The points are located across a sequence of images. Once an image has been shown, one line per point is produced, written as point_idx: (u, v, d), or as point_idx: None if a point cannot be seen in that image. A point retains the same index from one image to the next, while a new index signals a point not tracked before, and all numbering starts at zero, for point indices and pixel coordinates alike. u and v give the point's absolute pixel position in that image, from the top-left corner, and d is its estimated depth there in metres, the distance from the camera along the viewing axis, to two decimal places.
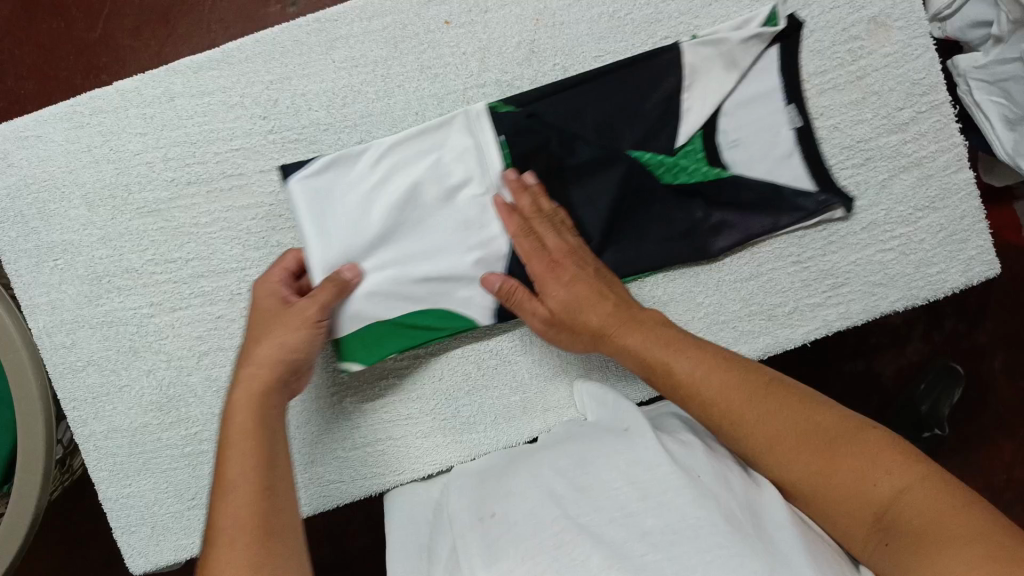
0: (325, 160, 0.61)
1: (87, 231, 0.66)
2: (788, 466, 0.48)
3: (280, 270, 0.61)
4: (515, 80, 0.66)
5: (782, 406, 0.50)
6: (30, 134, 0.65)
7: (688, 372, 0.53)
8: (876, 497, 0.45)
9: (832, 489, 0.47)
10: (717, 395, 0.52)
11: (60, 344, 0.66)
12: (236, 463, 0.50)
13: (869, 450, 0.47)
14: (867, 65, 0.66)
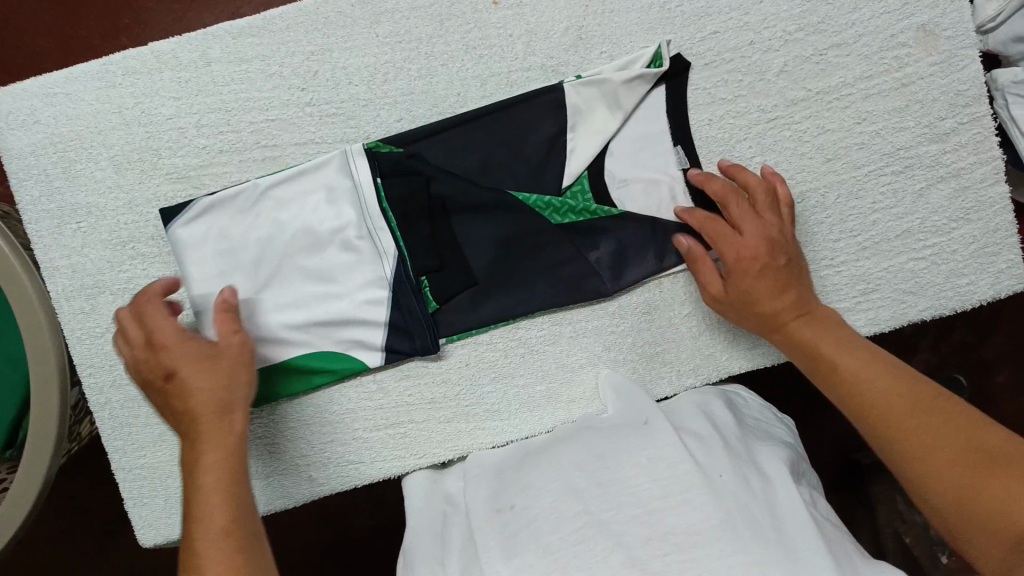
0: (200, 206, 0.62)
1: (113, 194, 0.64)
2: (934, 479, 0.46)
3: (155, 301, 0.55)
4: (561, 66, 0.65)
5: (940, 418, 0.48)
6: (59, 91, 0.63)
7: (853, 369, 0.53)
8: (1017, 524, 0.42)
9: (980, 508, 0.43)
10: (884, 394, 0.50)
11: (79, 309, 0.64)
12: (202, 506, 0.47)
13: (1023, 473, 0.43)
14: (913, 73, 0.66)
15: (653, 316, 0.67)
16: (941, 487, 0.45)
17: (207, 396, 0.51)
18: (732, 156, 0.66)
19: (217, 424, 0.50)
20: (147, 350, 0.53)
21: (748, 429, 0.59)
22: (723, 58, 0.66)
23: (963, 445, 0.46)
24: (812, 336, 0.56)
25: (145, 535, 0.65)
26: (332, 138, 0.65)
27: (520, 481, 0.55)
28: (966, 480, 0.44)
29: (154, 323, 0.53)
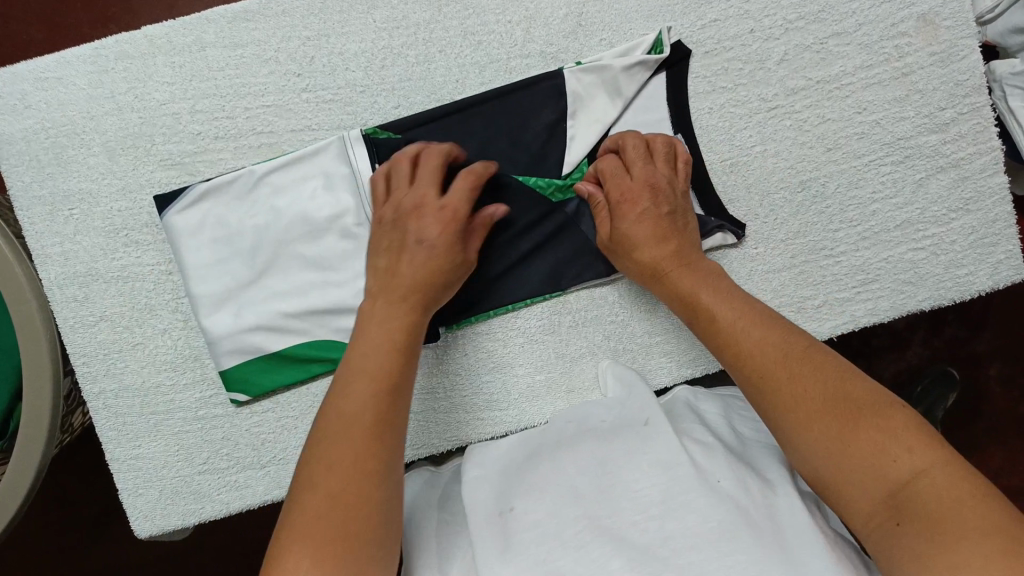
0: (196, 192, 0.62)
1: (106, 180, 0.63)
2: (798, 429, 0.44)
3: (465, 181, 0.58)
4: (560, 53, 0.64)
5: (814, 365, 0.46)
6: (51, 75, 0.62)
7: (731, 320, 0.51)
8: (889, 473, 0.40)
9: (845, 461, 0.42)
10: (755, 345, 0.49)
11: (72, 298, 0.63)
12: (355, 380, 0.49)
13: (893, 421, 0.42)
14: (913, 63, 0.66)
15: (653, 306, 0.67)
16: (807, 436, 0.43)
17: (422, 273, 0.55)
18: (732, 144, 0.66)
19: (398, 292, 0.55)
20: (394, 207, 0.58)
21: (752, 426, 0.58)
22: (723, 47, 0.65)
23: (838, 394, 0.44)
24: (688, 285, 0.55)
25: (139, 526, 0.64)
26: (328, 125, 0.64)
27: (521, 480, 0.54)
28: (834, 430, 0.43)
29: (426, 206, 0.57)
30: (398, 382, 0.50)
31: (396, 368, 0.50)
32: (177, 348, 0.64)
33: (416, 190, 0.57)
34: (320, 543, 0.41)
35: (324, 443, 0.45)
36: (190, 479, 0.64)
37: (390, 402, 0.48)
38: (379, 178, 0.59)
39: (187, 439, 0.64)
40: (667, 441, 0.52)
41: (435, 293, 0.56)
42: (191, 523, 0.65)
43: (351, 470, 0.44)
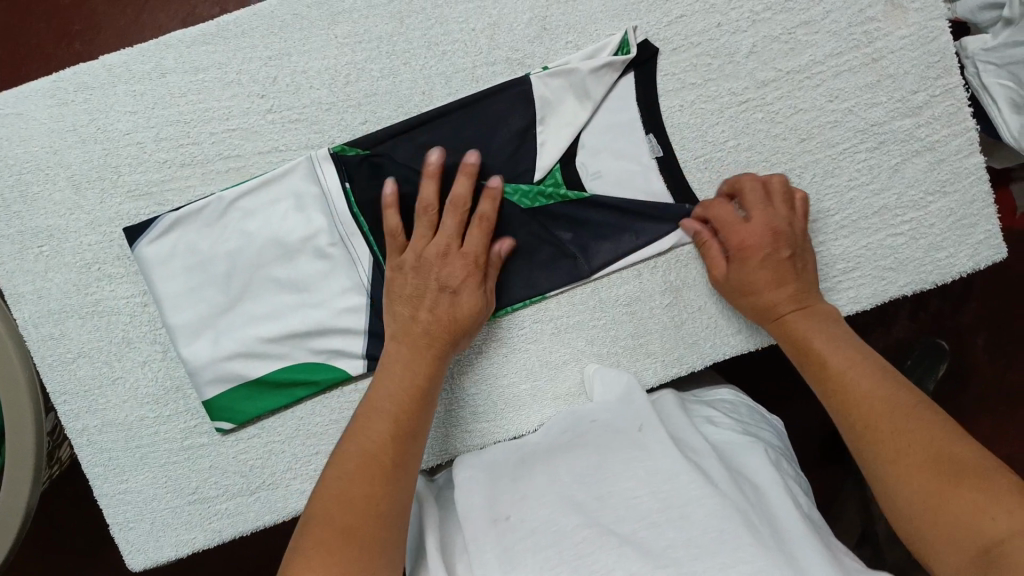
0: (165, 223, 0.61)
1: (74, 215, 0.62)
2: (901, 485, 0.46)
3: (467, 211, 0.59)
4: (526, 58, 0.63)
5: (921, 421, 0.47)
6: (10, 112, 0.61)
7: (841, 367, 0.54)
8: (984, 531, 0.41)
9: (943, 520, 0.43)
10: (864, 392, 0.51)
11: (48, 335, 0.63)
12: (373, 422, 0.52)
13: (989, 480, 0.42)
14: (883, 47, 0.65)
15: (635, 307, 0.66)
16: (908, 492, 0.45)
17: (458, 316, 0.59)
18: (706, 140, 0.65)
19: (421, 339, 0.58)
20: (415, 256, 0.59)
21: (734, 427, 0.59)
22: (691, 42, 0.64)
23: (933, 449, 0.45)
24: (812, 331, 0.57)
25: (132, 560, 0.64)
26: (296, 145, 0.63)
27: (514, 488, 0.54)
28: (931, 487, 0.44)
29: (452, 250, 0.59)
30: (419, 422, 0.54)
31: (418, 408, 0.54)
32: (159, 379, 0.64)
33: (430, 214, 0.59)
34: (332, 569, 0.43)
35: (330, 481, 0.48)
36: (181, 510, 0.64)
37: (406, 442, 0.52)
38: (391, 222, 0.59)
39: (175, 469, 0.64)
40: (666, 449, 0.52)
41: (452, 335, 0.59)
42: (185, 552, 0.65)
43: (368, 511, 0.47)
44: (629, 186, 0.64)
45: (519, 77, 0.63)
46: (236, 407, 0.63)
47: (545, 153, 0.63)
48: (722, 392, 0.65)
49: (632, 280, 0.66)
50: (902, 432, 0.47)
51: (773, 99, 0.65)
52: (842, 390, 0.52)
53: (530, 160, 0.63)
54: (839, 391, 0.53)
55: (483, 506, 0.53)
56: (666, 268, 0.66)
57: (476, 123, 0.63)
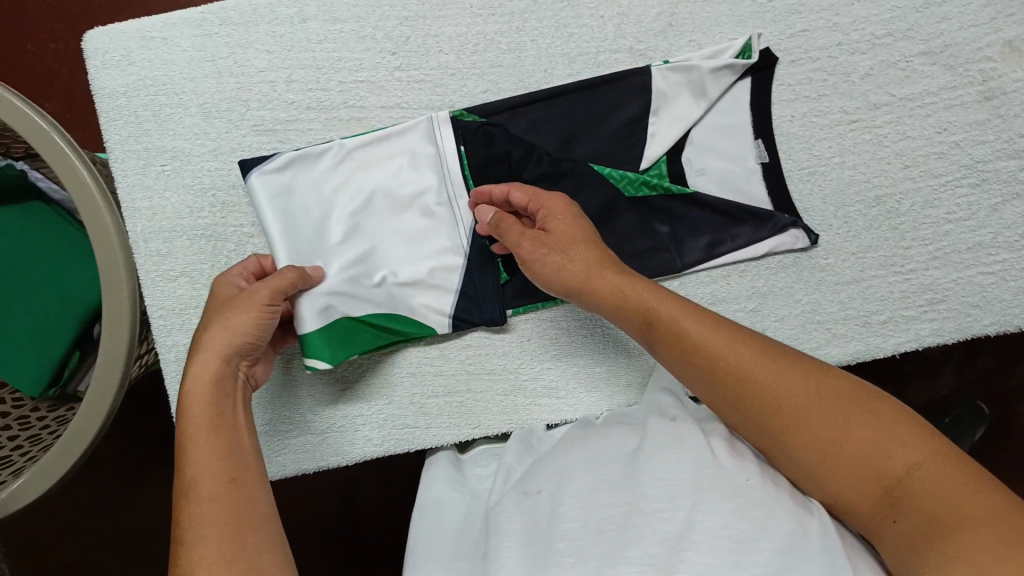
0: (289, 157, 0.61)
1: (200, 140, 0.65)
2: (800, 449, 0.46)
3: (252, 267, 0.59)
4: (649, 50, 0.65)
5: (799, 369, 0.47)
6: (157, 36, 0.64)
7: (692, 329, 0.49)
8: (890, 473, 0.43)
9: (837, 467, 0.45)
10: (726, 354, 0.48)
11: (156, 251, 0.65)
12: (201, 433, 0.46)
13: (883, 427, 0.44)
14: (996, 87, 0.67)
15: (718, 307, 0.67)
16: (804, 445, 0.45)
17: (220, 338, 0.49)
18: (812, 154, 0.66)
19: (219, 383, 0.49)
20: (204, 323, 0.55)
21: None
22: (810, 57, 0.66)
23: (824, 397, 0.46)
24: (633, 286, 0.52)
25: None
26: (418, 104, 0.65)
27: (551, 468, 0.54)
28: (831, 439, 0.45)
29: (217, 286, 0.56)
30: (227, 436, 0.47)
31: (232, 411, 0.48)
32: None
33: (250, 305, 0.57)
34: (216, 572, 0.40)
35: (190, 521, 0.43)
36: None
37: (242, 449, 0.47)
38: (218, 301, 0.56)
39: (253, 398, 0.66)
40: (698, 444, 0.51)
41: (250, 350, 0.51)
42: None
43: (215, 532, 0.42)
44: (729, 186, 0.66)
45: (640, 67, 0.64)
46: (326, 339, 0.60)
47: (654, 144, 0.65)
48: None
49: (720, 281, 0.67)
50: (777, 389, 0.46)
51: (883, 124, 0.66)
52: (689, 351, 0.49)
53: (638, 148, 0.65)
54: (691, 348, 0.49)
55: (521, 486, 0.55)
56: (754, 274, 0.67)
57: (591, 107, 0.65)
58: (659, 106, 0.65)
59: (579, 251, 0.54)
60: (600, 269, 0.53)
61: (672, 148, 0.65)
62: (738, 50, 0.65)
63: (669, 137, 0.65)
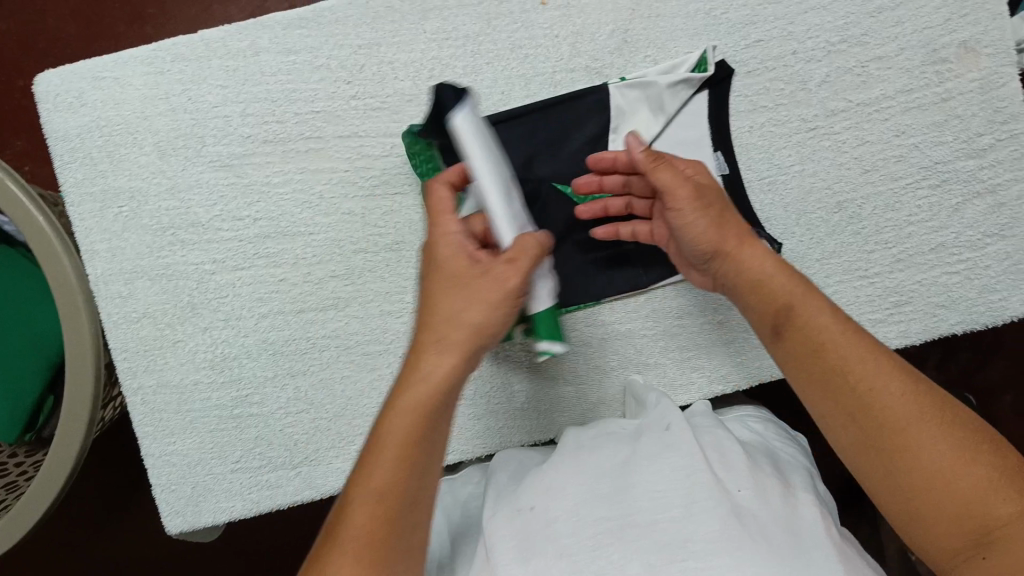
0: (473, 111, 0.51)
1: (156, 179, 0.64)
2: (916, 456, 0.44)
3: (450, 212, 0.51)
4: (605, 68, 0.65)
5: (907, 379, 0.46)
6: (108, 75, 0.63)
7: (824, 325, 0.49)
8: (991, 515, 0.42)
9: (939, 492, 0.44)
10: (852, 355, 0.47)
11: (116, 293, 0.65)
12: (396, 418, 0.45)
13: (995, 467, 0.43)
14: (953, 89, 0.67)
15: (685, 320, 0.68)
16: (913, 461, 0.44)
17: (449, 309, 0.47)
18: (773, 163, 0.66)
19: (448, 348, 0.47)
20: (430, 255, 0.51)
21: (763, 447, 0.59)
22: (766, 67, 0.66)
23: (936, 420, 0.45)
24: (789, 289, 0.51)
25: (169, 522, 0.67)
26: (375, 132, 0.65)
27: (541, 477, 0.54)
28: (948, 468, 0.43)
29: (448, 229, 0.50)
30: (422, 420, 0.45)
31: (421, 416, 0.45)
32: (216, 346, 0.66)
33: (459, 253, 0.49)
34: None
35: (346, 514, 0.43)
36: (223, 477, 0.67)
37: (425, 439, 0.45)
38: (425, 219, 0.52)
39: (223, 435, 0.66)
40: (689, 448, 0.52)
41: (471, 339, 0.47)
42: (223, 519, 0.67)
43: (348, 552, 0.41)
44: None
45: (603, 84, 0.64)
46: None
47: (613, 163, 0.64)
48: (748, 410, 0.65)
49: (684, 295, 0.68)
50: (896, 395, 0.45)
51: (842, 129, 0.66)
52: (818, 353, 0.49)
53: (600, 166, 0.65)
54: (820, 347, 0.48)
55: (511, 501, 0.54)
56: None
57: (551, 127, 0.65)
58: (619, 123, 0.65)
59: (732, 222, 0.54)
60: (751, 242, 0.53)
61: None
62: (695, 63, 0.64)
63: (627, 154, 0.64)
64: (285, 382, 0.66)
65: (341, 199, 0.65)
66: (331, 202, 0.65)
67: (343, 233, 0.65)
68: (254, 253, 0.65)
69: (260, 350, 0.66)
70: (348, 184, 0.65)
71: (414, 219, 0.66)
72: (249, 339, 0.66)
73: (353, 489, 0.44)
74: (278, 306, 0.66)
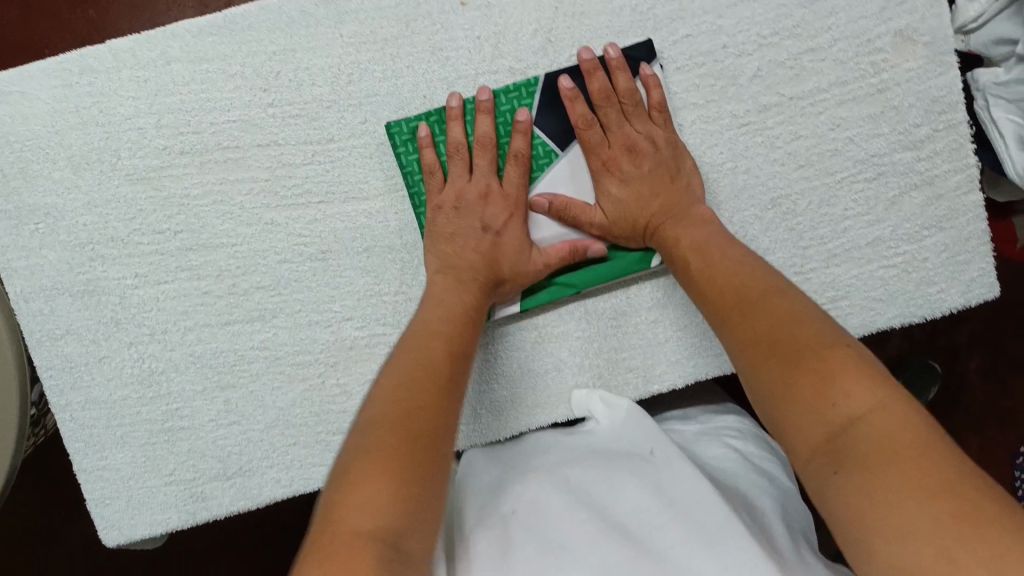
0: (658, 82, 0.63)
1: (72, 195, 0.63)
2: (766, 372, 0.46)
3: (515, 166, 0.62)
4: (529, 68, 0.63)
5: (763, 306, 0.49)
6: (14, 90, 0.62)
7: (713, 268, 0.54)
8: (832, 416, 0.41)
9: (785, 400, 0.44)
10: (725, 284, 0.53)
11: (38, 311, 0.64)
12: (419, 328, 0.55)
13: (825, 362, 0.43)
14: (889, 79, 0.65)
15: (620, 322, 0.67)
16: (764, 380, 0.46)
17: (484, 257, 0.61)
18: (702, 162, 0.65)
19: (466, 275, 0.60)
20: (454, 196, 0.62)
21: (735, 465, 0.57)
22: (695, 62, 0.64)
23: (789, 356, 0.45)
24: (695, 237, 0.58)
25: (106, 535, 0.66)
26: (295, 140, 0.63)
27: (521, 487, 0.53)
28: (803, 388, 0.43)
29: (475, 171, 0.62)
30: (455, 343, 0.54)
31: (461, 333, 0.55)
32: (143, 362, 0.65)
33: (508, 204, 0.62)
34: (387, 458, 0.42)
35: (376, 395, 0.48)
36: (157, 490, 0.66)
37: (459, 373, 0.52)
38: (427, 161, 0.62)
39: (155, 449, 0.66)
40: (674, 468, 0.51)
41: (495, 276, 0.61)
42: (159, 531, 0.67)
43: (409, 423, 0.46)
44: None
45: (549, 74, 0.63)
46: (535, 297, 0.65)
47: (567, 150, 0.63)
48: (729, 420, 0.64)
49: (618, 297, 0.67)
50: (749, 317, 0.49)
51: (775, 124, 0.65)
52: (715, 292, 0.53)
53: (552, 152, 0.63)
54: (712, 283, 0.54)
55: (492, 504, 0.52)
56: (654, 285, 0.67)
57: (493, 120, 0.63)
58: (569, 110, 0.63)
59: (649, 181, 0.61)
60: (667, 197, 0.61)
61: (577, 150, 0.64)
62: (641, 51, 0.63)
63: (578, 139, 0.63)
64: (215, 396, 0.66)
65: (263, 209, 0.64)
66: (252, 212, 0.64)
67: (266, 244, 0.64)
68: (176, 266, 0.64)
69: (187, 362, 0.65)
70: (270, 193, 0.64)
71: (339, 228, 0.64)
72: (176, 353, 0.65)
73: (403, 376, 0.49)
74: (204, 319, 0.65)
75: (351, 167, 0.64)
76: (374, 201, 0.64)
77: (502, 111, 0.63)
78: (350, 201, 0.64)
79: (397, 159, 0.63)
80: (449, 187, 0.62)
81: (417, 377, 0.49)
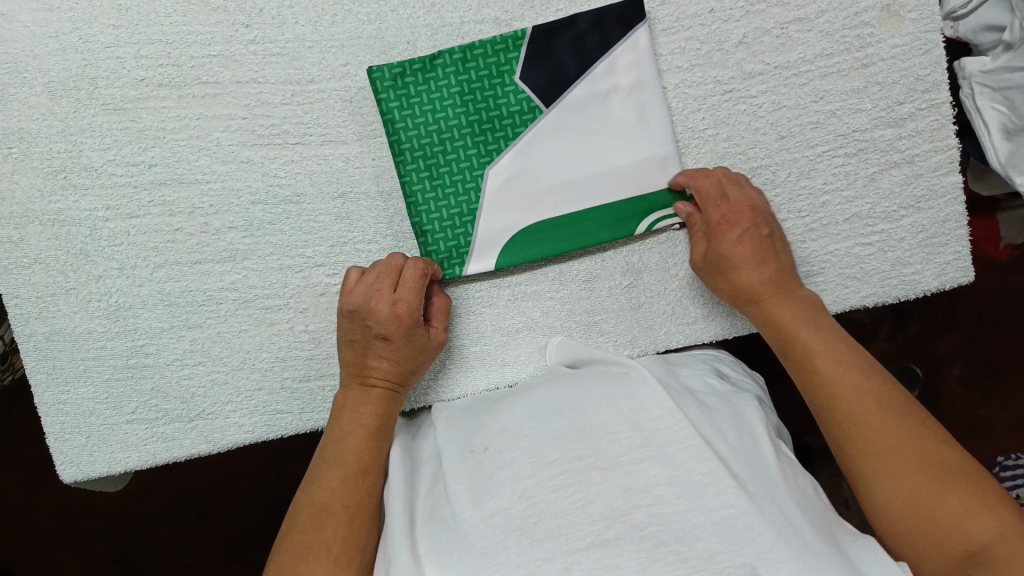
0: (646, 41, 0.63)
1: (47, 121, 0.62)
2: (906, 478, 0.48)
3: (415, 272, 0.61)
4: (515, 20, 0.64)
5: (894, 418, 0.51)
6: None
7: (829, 366, 0.55)
8: (973, 537, 0.45)
9: (921, 512, 0.47)
10: (834, 381, 0.54)
11: (7, 238, 0.63)
12: (352, 408, 0.59)
13: (976, 490, 0.46)
14: (875, 54, 0.65)
15: (594, 285, 0.66)
16: (896, 489, 0.48)
17: (388, 368, 0.60)
18: (684, 126, 0.65)
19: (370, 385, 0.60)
20: (355, 304, 0.60)
21: (718, 387, 0.58)
22: (682, 25, 0.64)
23: (932, 473, 0.48)
24: (800, 324, 0.58)
25: (64, 471, 0.65)
26: (275, 79, 0.63)
27: (491, 424, 0.55)
28: (947, 517, 0.46)
29: (379, 282, 0.61)
30: (377, 428, 0.59)
31: (381, 408, 0.59)
32: (110, 296, 0.64)
33: (405, 316, 0.60)
34: None
35: (314, 488, 0.55)
36: (118, 427, 0.65)
37: (375, 446, 0.58)
38: (349, 279, 0.62)
39: (118, 386, 0.65)
40: (652, 393, 0.52)
41: (399, 383, 0.61)
42: (118, 470, 0.66)
43: (337, 513, 0.53)
44: (631, 144, 0.64)
45: (535, 28, 0.62)
46: (512, 254, 0.64)
47: (552, 103, 0.62)
48: (703, 352, 0.65)
49: (594, 259, 0.66)
50: (869, 420, 0.51)
51: (758, 93, 0.65)
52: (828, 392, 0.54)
53: (536, 105, 0.62)
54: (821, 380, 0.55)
55: (461, 442, 0.55)
56: (630, 250, 0.66)
57: (478, 72, 0.62)
58: (555, 64, 0.63)
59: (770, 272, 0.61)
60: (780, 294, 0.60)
61: (562, 104, 0.62)
62: (629, 7, 0.63)
63: (563, 93, 0.62)
64: (181, 334, 0.65)
65: (239, 147, 0.63)
66: (228, 150, 0.63)
67: (241, 183, 0.64)
68: (149, 201, 0.64)
69: (155, 300, 0.65)
70: (248, 132, 0.63)
71: (315, 171, 0.64)
72: (145, 289, 0.65)
73: (323, 465, 0.57)
74: (175, 257, 0.64)
75: (331, 110, 0.63)
76: (352, 146, 0.64)
77: (487, 63, 0.62)
78: (328, 144, 0.64)
79: (377, 105, 0.62)
80: (351, 293, 0.61)
81: (350, 477, 0.55)
